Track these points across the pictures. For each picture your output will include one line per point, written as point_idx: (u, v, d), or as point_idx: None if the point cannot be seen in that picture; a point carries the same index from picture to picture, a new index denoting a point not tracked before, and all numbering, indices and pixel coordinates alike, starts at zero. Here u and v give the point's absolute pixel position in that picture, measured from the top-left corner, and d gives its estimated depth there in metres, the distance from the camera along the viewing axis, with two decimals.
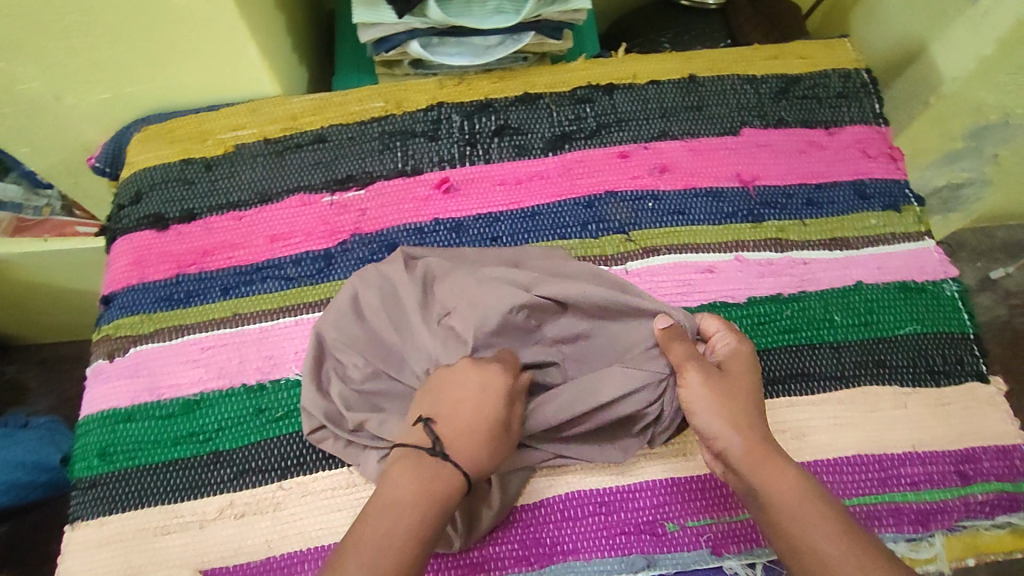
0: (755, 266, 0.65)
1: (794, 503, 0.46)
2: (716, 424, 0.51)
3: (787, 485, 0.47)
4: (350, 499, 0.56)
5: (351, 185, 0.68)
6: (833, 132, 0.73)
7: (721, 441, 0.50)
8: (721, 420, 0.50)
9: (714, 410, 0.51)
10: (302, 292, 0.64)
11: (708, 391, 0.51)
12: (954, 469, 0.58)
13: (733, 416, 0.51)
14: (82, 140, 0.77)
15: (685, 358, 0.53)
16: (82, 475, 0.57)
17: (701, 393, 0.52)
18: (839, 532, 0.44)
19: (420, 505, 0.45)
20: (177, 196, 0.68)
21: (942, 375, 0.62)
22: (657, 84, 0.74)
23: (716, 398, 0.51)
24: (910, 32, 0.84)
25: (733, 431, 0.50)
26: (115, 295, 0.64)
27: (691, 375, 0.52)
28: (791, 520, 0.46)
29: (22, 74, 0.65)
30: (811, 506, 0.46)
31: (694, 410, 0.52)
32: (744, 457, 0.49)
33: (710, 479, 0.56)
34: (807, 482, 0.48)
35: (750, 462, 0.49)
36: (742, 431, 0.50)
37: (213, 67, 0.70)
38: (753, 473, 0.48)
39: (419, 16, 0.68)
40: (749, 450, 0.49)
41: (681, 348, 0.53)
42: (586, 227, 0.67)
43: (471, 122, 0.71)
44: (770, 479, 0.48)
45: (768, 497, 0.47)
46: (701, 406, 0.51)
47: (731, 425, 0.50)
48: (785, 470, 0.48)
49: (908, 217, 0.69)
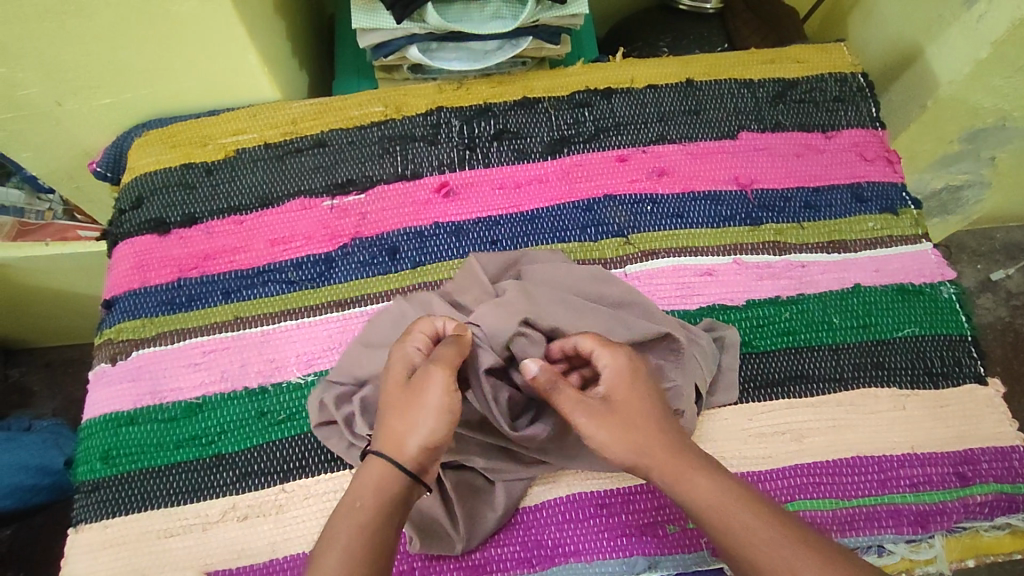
0: (754, 269, 0.66)
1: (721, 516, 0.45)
2: (627, 457, 0.49)
3: (712, 496, 0.46)
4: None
5: (350, 189, 0.69)
6: (830, 136, 0.73)
7: (638, 468, 0.49)
8: (623, 449, 0.49)
9: (627, 448, 0.49)
10: (303, 297, 0.64)
11: (601, 434, 0.49)
12: (953, 470, 0.58)
13: (636, 441, 0.49)
14: (84, 145, 0.78)
15: (572, 408, 0.50)
16: (85, 478, 0.58)
17: (599, 439, 0.49)
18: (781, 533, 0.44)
19: (390, 500, 0.45)
20: (179, 200, 0.69)
21: (940, 376, 0.62)
22: (654, 89, 0.74)
23: (612, 434, 0.49)
24: (906, 36, 0.84)
25: (642, 456, 0.48)
26: (116, 299, 0.65)
27: (579, 419, 0.49)
28: (732, 532, 0.45)
29: (23, 80, 0.66)
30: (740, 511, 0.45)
31: (606, 453, 0.49)
32: (665, 477, 0.48)
33: None
34: (728, 484, 0.47)
35: (672, 482, 0.47)
36: (648, 453, 0.48)
37: (213, 73, 0.71)
38: (676, 493, 0.47)
39: (417, 21, 0.69)
40: (663, 470, 0.48)
41: (563, 397, 0.50)
42: (584, 230, 0.67)
43: (470, 126, 0.72)
44: (693, 496, 0.46)
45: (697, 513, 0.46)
46: (603, 448, 0.49)
47: (637, 452, 0.48)
48: (703, 480, 0.47)
49: (905, 220, 0.69)
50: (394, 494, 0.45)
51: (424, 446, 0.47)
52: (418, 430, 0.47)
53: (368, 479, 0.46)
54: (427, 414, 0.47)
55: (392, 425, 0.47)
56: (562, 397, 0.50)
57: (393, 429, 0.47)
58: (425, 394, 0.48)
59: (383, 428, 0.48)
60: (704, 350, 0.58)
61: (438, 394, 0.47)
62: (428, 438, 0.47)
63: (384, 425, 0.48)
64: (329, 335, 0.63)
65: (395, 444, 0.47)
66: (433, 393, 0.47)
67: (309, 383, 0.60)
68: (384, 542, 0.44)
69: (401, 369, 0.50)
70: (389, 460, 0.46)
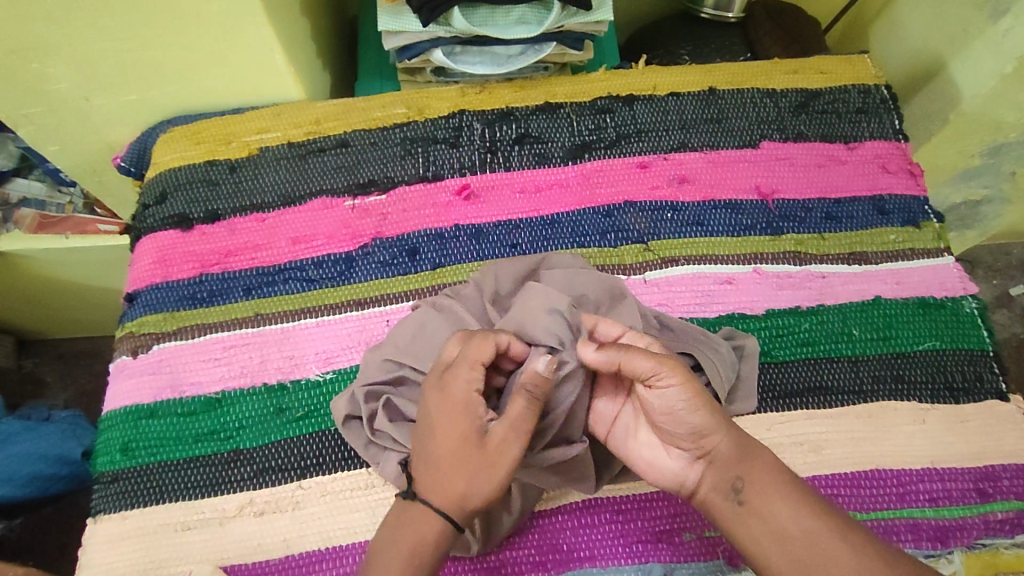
0: (773, 278, 0.66)
1: (787, 491, 0.48)
2: (712, 420, 0.50)
3: (780, 472, 0.49)
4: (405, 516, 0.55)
5: (372, 190, 0.69)
6: (852, 147, 0.73)
7: (717, 436, 0.50)
8: (712, 417, 0.50)
9: (715, 413, 0.50)
10: (323, 295, 0.65)
11: (695, 390, 0.49)
12: (973, 486, 0.58)
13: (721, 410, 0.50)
14: (108, 140, 0.78)
15: (658, 367, 0.49)
16: (104, 469, 0.58)
17: (686, 396, 0.49)
18: (829, 523, 0.46)
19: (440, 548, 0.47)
20: (202, 196, 0.69)
21: (962, 392, 0.62)
22: (677, 96, 0.75)
23: (698, 400, 0.50)
24: (929, 49, 0.84)
25: (727, 430, 0.50)
26: (138, 292, 0.65)
27: (668, 378, 0.49)
28: (786, 510, 0.47)
29: (53, 74, 0.67)
30: (798, 494, 0.48)
31: (688, 410, 0.49)
32: (735, 451, 0.49)
33: None
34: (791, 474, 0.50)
35: (742, 455, 0.49)
36: (730, 426, 0.50)
37: (240, 73, 0.72)
38: (748, 467, 0.49)
39: (443, 25, 0.69)
40: (743, 443, 0.50)
41: (648, 358, 0.49)
42: (604, 236, 0.67)
43: (492, 130, 0.72)
44: (766, 467, 0.49)
45: (763, 486, 0.48)
46: (691, 404, 0.49)
47: (723, 424, 0.50)
48: (770, 458, 0.50)
49: (927, 233, 0.69)
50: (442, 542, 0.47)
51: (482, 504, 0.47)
52: (480, 491, 0.47)
53: (418, 527, 0.47)
54: (492, 476, 0.47)
55: (455, 483, 0.47)
56: (637, 362, 0.49)
57: (456, 483, 0.47)
58: (498, 454, 0.47)
59: (443, 481, 0.47)
60: (723, 356, 0.58)
61: (510, 455, 0.47)
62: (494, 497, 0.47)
63: (443, 477, 0.47)
64: (348, 334, 0.63)
65: (450, 500, 0.47)
66: (508, 458, 0.47)
67: (328, 381, 0.61)
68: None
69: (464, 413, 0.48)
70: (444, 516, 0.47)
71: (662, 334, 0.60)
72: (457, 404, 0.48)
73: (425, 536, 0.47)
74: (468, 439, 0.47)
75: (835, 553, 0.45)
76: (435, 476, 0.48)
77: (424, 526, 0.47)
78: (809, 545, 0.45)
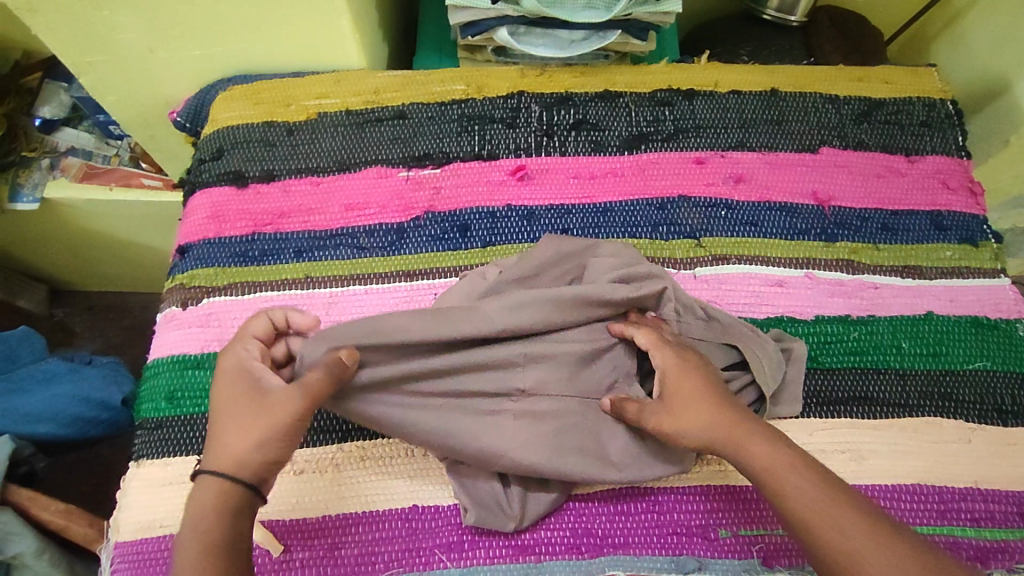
0: (825, 285, 0.65)
1: (770, 471, 0.47)
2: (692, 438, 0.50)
3: (764, 454, 0.48)
4: (442, 486, 0.55)
5: (427, 163, 0.69)
6: (913, 160, 0.72)
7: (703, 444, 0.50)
8: (689, 431, 0.50)
9: (689, 429, 0.50)
10: (373, 263, 0.65)
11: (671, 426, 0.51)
12: (1016, 510, 0.57)
13: (699, 422, 0.50)
14: (166, 94, 0.79)
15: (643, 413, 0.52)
16: (149, 415, 0.59)
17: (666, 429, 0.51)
18: (813, 508, 0.44)
19: (236, 510, 0.44)
20: (259, 156, 0.70)
21: (1010, 415, 0.61)
22: (738, 95, 0.74)
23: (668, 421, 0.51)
24: (996, 67, 0.83)
25: (704, 433, 0.50)
26: (190, 246, 0.66)
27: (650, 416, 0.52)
28: (774, 492, 0.46)
29: (120, 23, 0.67)
30: (789, 481, 0.46)
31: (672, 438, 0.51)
32: (720, 440, 0.49)
33: (752, 492, 0.56)
34: (790, 454, 0.48)
35: (727, 444, 0.49)
36: (711, 425, 0.50)
37: (303, 37, 0.72)
38: (735, 455, 0.49)
39: (512, 3, 0.70)
40: (725, 431, 0.49)
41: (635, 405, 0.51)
42: (656, 228, 0.67)
43: (550, 113, 0.72)
44: (750, 452, 0.48)
45: (749, 469, 0.48)
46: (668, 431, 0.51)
47: (703, 428, 0.50)
48: (757, 442, 0.48)
49: (985, 253, 0.68)
50: (234, 499, 0.44)
51: (266, 460, 0.46)
52: (256, 444, 0.46)
53: (204, 496, 0.44)
54: (266, 426, 0.46)
55: (227, 442, 0.46)
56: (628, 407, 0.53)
57: (226, 443, 0.46)
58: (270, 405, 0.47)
59: (220, 447, 0.46)
60: (769, 353, 0.58)
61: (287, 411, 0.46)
62: (270, 443, 0.46)
63: (219, 442, 0.46)
64: (396, 303, 0.63)
65: (230, 456, 0.45)
66: (283, 406, 0.46)
67: None
68: (244, 531, 0.44)
69: (238, 382, 0.48)
70: (223, 474, 0.45)
71: (710, 326, 0.59)
72: (228, 371, 0.49)
73: (221, 499, 0.44)
74: (245, 398, 0.48)
75: (824, 533, 0.43)
76: (214, 444, 0.46)
77: (213, 493, 0.44)
78: (800, 524, 0.45)
